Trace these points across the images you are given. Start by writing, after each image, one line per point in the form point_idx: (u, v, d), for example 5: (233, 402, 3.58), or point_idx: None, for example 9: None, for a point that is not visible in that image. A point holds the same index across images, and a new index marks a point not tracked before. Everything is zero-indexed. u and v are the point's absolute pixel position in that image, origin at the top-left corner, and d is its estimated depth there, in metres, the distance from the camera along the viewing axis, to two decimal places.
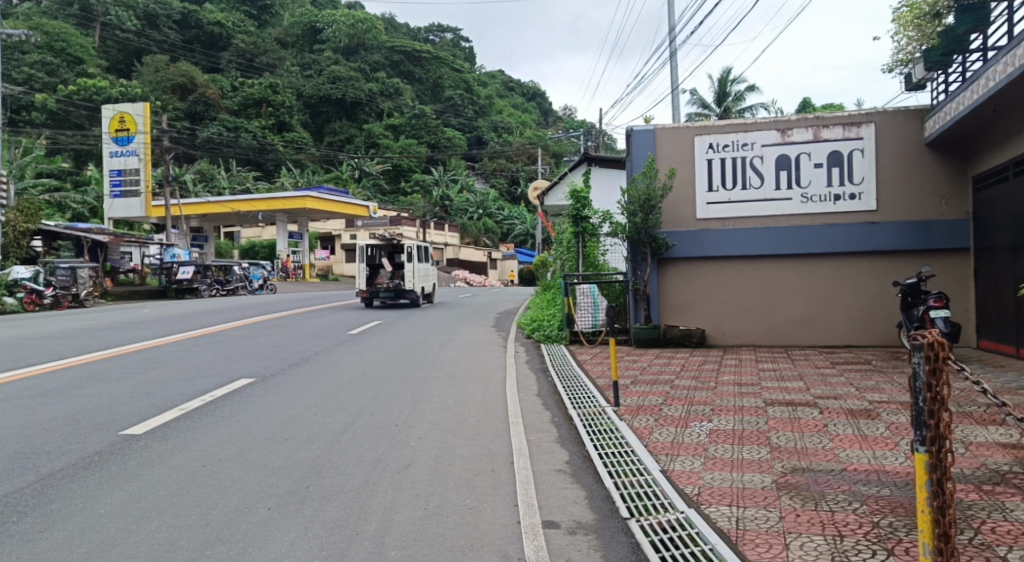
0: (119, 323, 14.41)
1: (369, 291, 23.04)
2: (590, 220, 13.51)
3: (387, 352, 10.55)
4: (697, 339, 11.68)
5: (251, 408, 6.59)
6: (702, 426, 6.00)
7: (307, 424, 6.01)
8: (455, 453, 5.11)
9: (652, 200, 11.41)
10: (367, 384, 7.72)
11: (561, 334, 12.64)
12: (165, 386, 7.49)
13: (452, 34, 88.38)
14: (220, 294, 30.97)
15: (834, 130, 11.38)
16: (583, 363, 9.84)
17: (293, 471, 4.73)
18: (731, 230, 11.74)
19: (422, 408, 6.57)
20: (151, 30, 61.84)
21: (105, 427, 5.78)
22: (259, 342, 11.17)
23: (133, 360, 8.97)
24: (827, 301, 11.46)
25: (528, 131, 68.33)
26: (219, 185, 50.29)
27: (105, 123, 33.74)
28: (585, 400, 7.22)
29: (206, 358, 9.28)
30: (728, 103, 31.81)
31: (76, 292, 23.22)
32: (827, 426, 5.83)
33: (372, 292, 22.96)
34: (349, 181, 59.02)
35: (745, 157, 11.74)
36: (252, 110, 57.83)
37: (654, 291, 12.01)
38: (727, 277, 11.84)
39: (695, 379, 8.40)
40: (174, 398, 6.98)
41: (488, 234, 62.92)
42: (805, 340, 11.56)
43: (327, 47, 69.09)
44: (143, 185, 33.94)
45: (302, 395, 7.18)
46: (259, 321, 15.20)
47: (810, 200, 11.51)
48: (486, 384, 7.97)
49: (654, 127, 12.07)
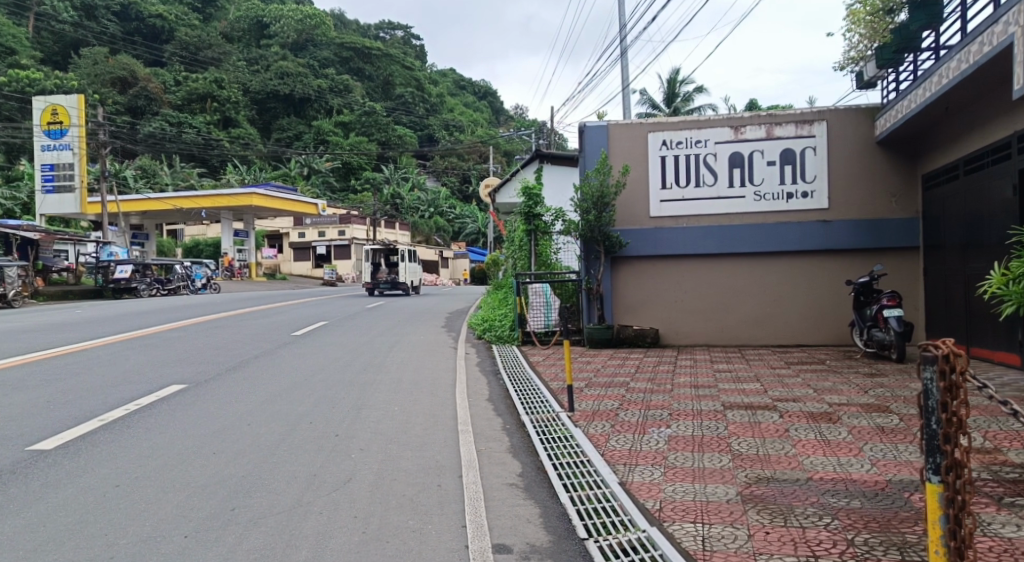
0: (46, 324, 13.27)
1: (373, 282, 28.65)
2: (543, 217, 13.21)
3: (333, 356, 9.90)
4: (651, 338, 11.53)
5: (185, 418, 5.49)
6: (661, 432, 5.74)
7: (241, 430, 5.22)
8: (399, 465, 4.56)
9: (606, 197, 11.19)
10: (307, 390, 7.06)
11: (513, 335, 12.25)
12: (82, 387, 6.54)
13: (404, 31, 86.92)
14: (161, 294, 29.27)
15: (787, 128, 11.42)
16: (536, 365, 9.51)
17: (219, 490, 3.85)
18: (685, 227, 11.63)
19: (365, 416, 6.01)
20: (89, 21, 58.70)
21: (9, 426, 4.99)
22: (196, 346, 10.28)
23: (55, 366, 7.60)
24: (779, 299, 11.50)
25: (479, 130, 67.68)
26: (160, 182, 47.84)
27: (35, 115, 31.09)
28: (538, 405, 6.87)
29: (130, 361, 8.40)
30: (678, 103, 32.15)
31: (4, 292, 21.48)
32: (788, 431, 5.76)
33: (376, 284, 28.59)
34: (298, 178, 57.40)
35: (698, 155, 11.66)
36: (196, 105, 55.30)
37: (607, 290, 11.80)
38: (680, 276, 11.73)
39: (651, 380, 8.19)
40: (88, 398, 6.04)
41: (440, 232, 62.09)
42: (757, 339, 11.56)
43: (275, 42, 66.93)
44: (78, 180, 31.84)
45: (236, 400, 6.42)
46: (198, 322, 14.19)
47: (762, 198, 11.51)
48: (434, 389, 7.50)
49: (608, 123, 11.88)
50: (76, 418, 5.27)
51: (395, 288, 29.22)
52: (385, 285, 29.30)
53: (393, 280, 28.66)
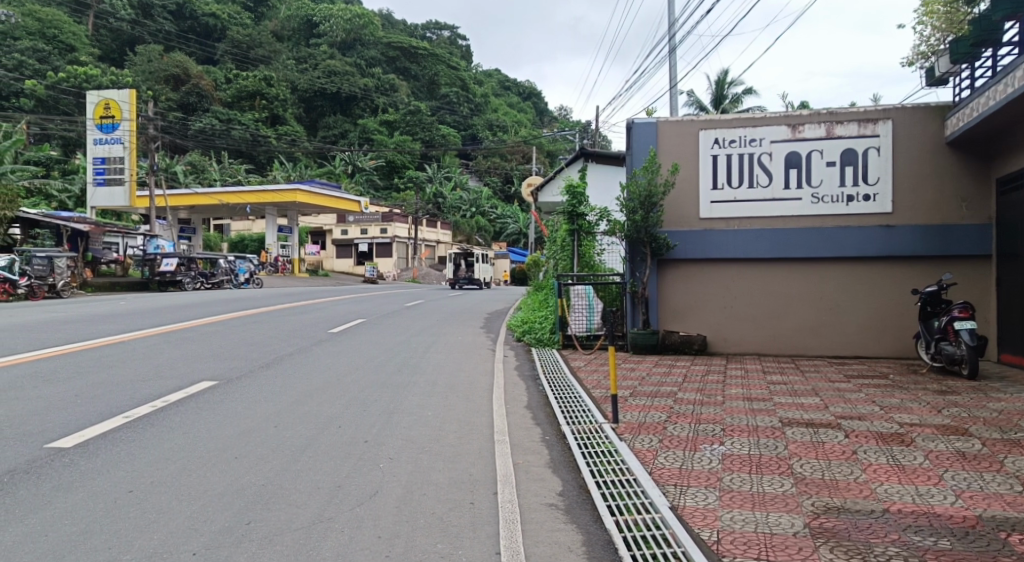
0: (90, 315, 13.51)
1: (455, 279, 39.35)
2: (587, 217, 12.86)
3: (368, 355, 9.72)
4: (698, 345, 10.99)
5: (211, 418, 5.34)
6: (714, 449, 5.28)
7: (269, 432, 5.06)
8: (430, 478, 4.26)
9: (654, 197, 10.71)
10: (337, 391, 6.85)
11: (553, 338, 11.85)
12: (111, 377, 6.59)
13: (449, 31, 87.56)
14: (205, 288, 29.94)
15: (849, 127, 10.73)
16: (576, 371, 9.09)
17: (236, 501, 3.62)
18: (737, 230, 11.04)
19: (396, 421, 5.75)
20: (146, 19, 60.77)
21: (34, 419, 4.88)
22: (232, 341, 10.26)
23: (91, 358, 7.62)
24: (836, 308, 10.81)
25: (523, 130, 67.62)
26: (209, 177, 49.12)
27: (89, 109, 32.73)
28: (579, 414, 6.48)
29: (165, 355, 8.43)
30: (726, 105, 31.24)
31: (52, 282, 22.29)
32: (856, 453, 5.20)
33: (457, 280, 39.15)
34: (342, 176, 58.15)
35: (753, 154, 11.05)
36: (246, 103, 56.62)
37: (652, 294, 11.30)
38: (730, 280, 11.14)
39: (700, 391, 7.71)
40: (115, 391, 6.02)
41: (481, 232, 62.40)
42: (812, 349, 10.88)
43: (324, 41, 67.94)
44: (128, 174, 32.71)
45: (265, 398, 6.25)
46: (237, 317, 14.27)
47: (821, 200, 10.82)
48: (471, 394, 7.20)
49: (657, 120, 11.36)
50: (101, 412, 5.19)
51: (471, 282, 39.58)
52: (463, 280, 39.93)
53: (470, 278, 39.01)
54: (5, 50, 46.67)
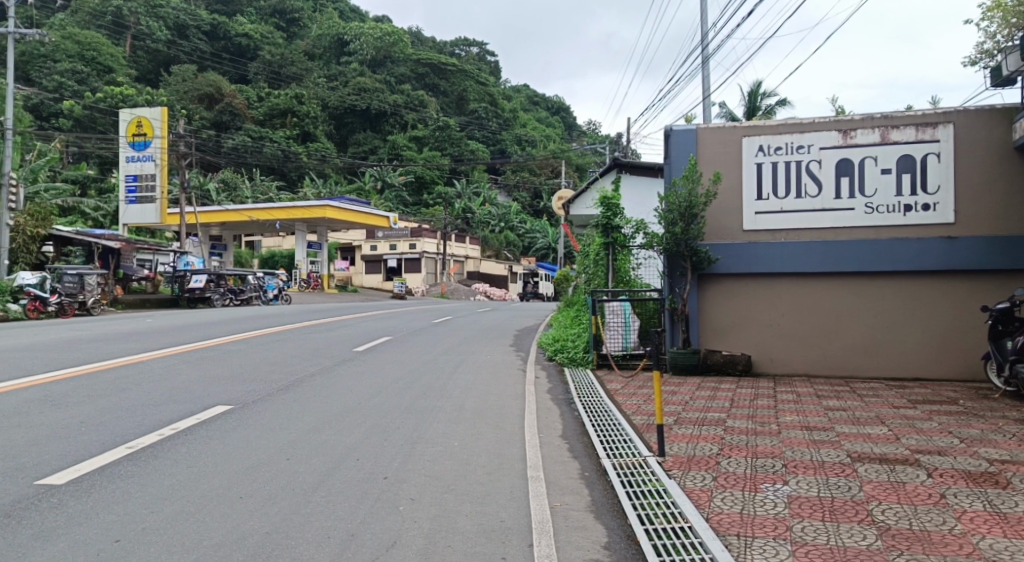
0: (115, 333, 13.45)
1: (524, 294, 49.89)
2: (622, 230, 12.29)
3: (393, 376, 9.31)
4: (743, 366, 10.29)
5: (215, 451, 5.04)
6: (778, 490, 4.62)
7: (279, 468, 4.72)
8: (456, 526, 3.71)
9: (695, 208, 10.12)
10: (358, 418, 6.44)
11: (587, 357, 11.21)
12: (122, 412, 6.31)
13: (478, 48, 88.34)
14: (234, 304, 30.17)
15: (905, 131, 9.99)
16: (614, 395, 8.48)
17: (233, 554, 3.13)
18: (783, 243, 10.33)
19: (419, 453, 5.31)
20: (181, 40, 62.49)
21: (26, 459, 4.48)
22: (253, 361, 9.99)
23: (101, 384, 7.57)
24: (893, 326, 10.00)
25: (552, 144, 67.70)
26: (242, 195, 49.84)
27: (123, 127, 33.39)
28: (620, 446, 5.89)
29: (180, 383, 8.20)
30: (759, 118, 30.42)
31: (83, 300, 22.40)
32: (946, 498, 4.47)
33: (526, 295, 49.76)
34: (372, 193, 58.80)
35: (800, 162, 10.38)
36: (278, 120, 57.86)
37: (693, 311, 10.62)
38: (777, 296, 10.41)
39: (751, 418, 7.05)
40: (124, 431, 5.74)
41: (510, 246, 63.42)
42: (867, 371, 10.07)
43: (354, 60, 68.84)
44: (159, 191, 33.31)
45: (278, 430, 5.88)
46: (262, 335, 14.05)
47: (875, 210, 10.08)
48: (501, 420, 6.69)
49: (697, 127, 10.77)
50: (101, 445, 4.88)
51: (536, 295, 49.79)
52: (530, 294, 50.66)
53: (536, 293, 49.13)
54: (46, 72, 48.73)
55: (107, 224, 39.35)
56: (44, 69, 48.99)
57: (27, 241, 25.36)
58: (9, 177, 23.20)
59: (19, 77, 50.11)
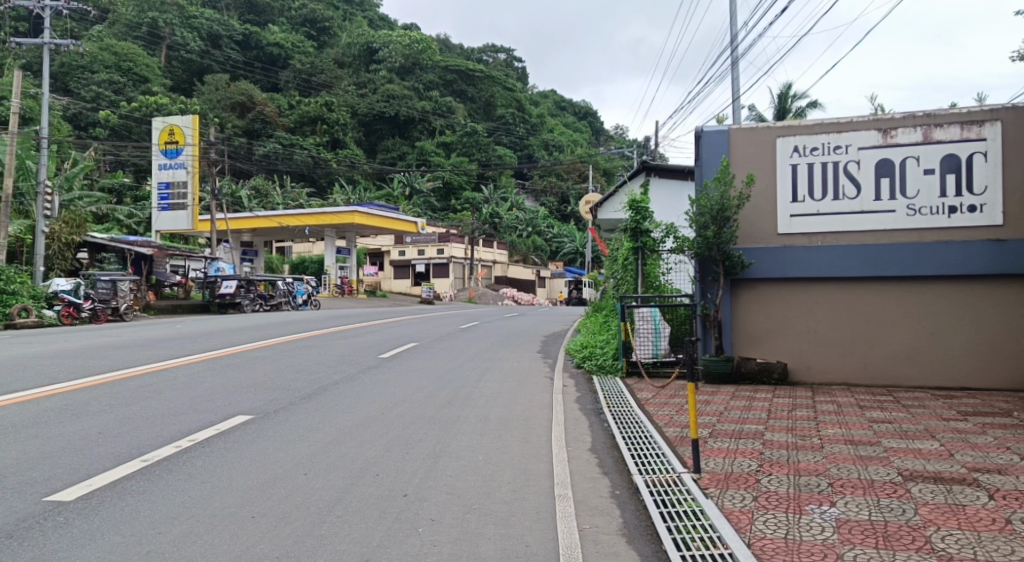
0: (143, 340, 13.64)
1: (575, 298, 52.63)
2: (651, 234, 11.98)
3: (415, 384, 9.18)
4: (779, 374, 9.85)
5: (225, 464, 5.22)
6: (825, 513, 4.28)
7: (293, 485, 4.66)
8: (477, 551, 3.49)
9: (727, 211, 9.77)
10: (376, 434, 6.33)
11: (616, 365, 10.89)
12: (142, 429, 6.26)
13: (506, 54, 88.57)
14: (263, 309, 30.64)
15: (949, 129, 9.47)
16: (644, 405, 8.20)
17: None
18: (821, 246, 9.89)
19: (441, 468, 5.16)
20: (215, 50, 63.87)
21: (39, 483, 4.43)
22: (277, 370, 10.01)
23: (122, 391, 8.08)
24: (940, 332, 9.47)
25: (580, 150, 67.76)
26: (272, 202, 50.62)
27: (156, 135, 34.23)
28: (652, 461, 5.61)
29: (204, 393, 8.20)
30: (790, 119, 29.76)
31: (116, 306, 22.95)
32: (1013, 524, 4.04)
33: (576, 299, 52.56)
34: (400, 199, 59.17)
35: (838, 163, 9.94)
36: (308, 128, 58.84)
37: (726, 317, 10.24)
38: (815, 302, 9.97)
39: (791, 430, 6.69)
40: (143, 446, 5.67)
41: (538, 252, 62.98)
42: (912, 379, 9.55)
43: (383, 67, 69.49)
44: (190, 198, 33.88)
45: (294, 447, 5.80)
46: (287, 341, 14.11)
47: (918, 212, 9.57)
48: (526, 432, 6.49)
49: (729, 127, 10.42)
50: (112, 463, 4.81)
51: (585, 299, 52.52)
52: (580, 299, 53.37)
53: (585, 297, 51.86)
54: (84, 83, 50.28)
55: (141, 231, 40.31)
56: (82, 80, 50.57)
57: (62, 248, 26.10)
58: (44, 185, 23.95)
59: (59, 88, 51.77)
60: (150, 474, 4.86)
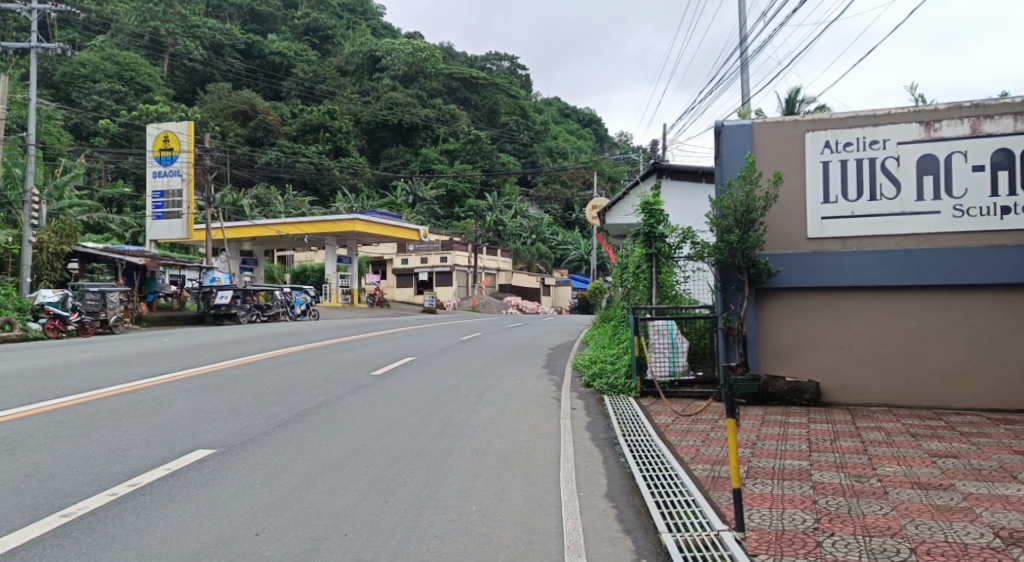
0: (121, 356, 12.73)
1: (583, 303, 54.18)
2: (667, 240, 10.93)
3: (406, 408, 8.26)
4: (811, 395, 8.86)
5: (160, 521, 4.23)
6: None
7: (238, 552, 3.67)
8: None
9: (752, 213, 8.85)
10: (350, 475, 5.34)
11: (629, 385, 9.90)
12: (82, 470, 5.32)
13: (509, 62, 88.05)
14: (260, 320, 29.74)
15: (1001, 121, 8.50)
16: (665, 432, 7.24)
17: None
18: (857, 251, 8.92)
19: (424, 525, 4.21)
20: (218, 59, 63.22)
21: None
22: (256, 392, 9.08)
23: (75, 419, 7.15)
24: (990, 348, 8.48)
25: (584, 156, 67.11)
26: (275, 210, 49.89)
27: (150, 142, 33.53)
28: (682, 514, 4.60)
29: (167, 421, 7.27)
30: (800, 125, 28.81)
31: (105, 318, 22.18)
32: None
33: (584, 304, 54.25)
34: (403, 206, 58.31)
35: (875, 159, 8.96)
36: (310, 136, 58.37)
37: (751, 330, 9.26)
38: (849, 314, 8.99)
39: (841, 467, 5.70)
40: (70, 495, 4.70)
41: (542, 259, 62.47)
42: (958, 400, 8.56)
43: (386, 75, 68.99)
44: (185, 207, 33.06)
45: (250, 495, 4.85)
46: (275, 355, 13.18)
47: (966, 213, 8.59)
48: (531, 473, 5.53)
49: (752, 121, 9.49)
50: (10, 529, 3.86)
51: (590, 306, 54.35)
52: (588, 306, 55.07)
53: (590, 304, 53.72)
54: (86, 93, 49.72)
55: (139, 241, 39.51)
56: (84, 89, 49.95)
57: (51, 258, 25.32)
58: (32, 194, 23.17)
59: (60, 98, 51.08)
60: (66, 535, 3.89)
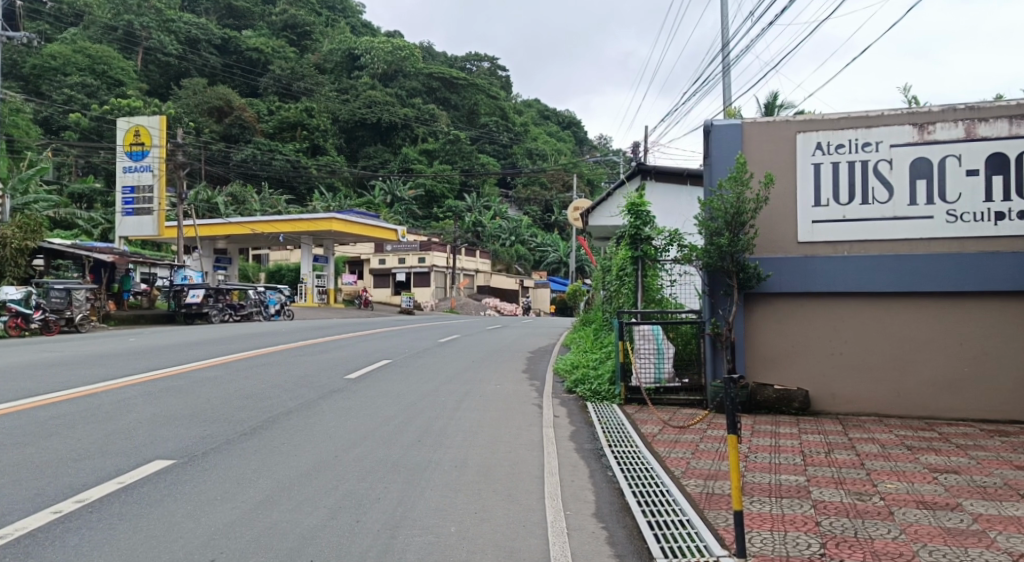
0: (82, 356, 12.09)
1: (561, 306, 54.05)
2: (652, 243, 10.76)
3: (382, 415, 7.81)
4: (799, 404, 8.62)
5: (106, 544, 3.73)
6: None
7: None
8: None
9: (743, 215, 8.57)
10: (320, 491, 4.91)
11: (613, 390, 9.53)
12: (22, 483, 4.80)
13: (490, 62, 87.65)
14: (233, 319, 28.92)
15: (995, 125, 8.36)
16: (653, 443, 6.92)
17: None
18: (848, 256, 8.72)
19: (401, 549, 3.80)
20: (193, 54, 61.71)
21: None
22: (223, 396, 8.57)
23: (23, 425, 6.59)
24: (980, 357, 8.32)
25: (564, 158, 66.94)
26: (250, 208, 48.84)
27: (120, 136, 32.45)
28: (681, 537, 4.24)
29: (125, 428, 6.74)
30: None
31: (70, 316, 21.31)
32: None
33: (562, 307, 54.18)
34: (381, 206, 57.62)
35: (868, 162, 8.78)
36: (287, 134, 57.33)
37: (739, 337, 8.99)
38: (841, 320, 8.78)
39: (842, 483, 5.41)
40: (5, 513, 4.18)
41: (521, 260, 62.14)
42: (947, 410, 8.39)
43: (365, 73, 68.18)
44: (156, 203, 32.10)
45: (209, 513, 4.37)
46: (245, 357, 12.64)
47: (958, 219, 8.43)
48: (517, 488, 5.14)
49: (743, 121, 9.24)
50: None
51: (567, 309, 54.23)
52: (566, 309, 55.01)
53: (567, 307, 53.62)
54: (56, 86, 48.47)
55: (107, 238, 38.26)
56: (55, 82, 48.69)
57: (15, 255, 23.81)
58: None
59: (29, 90, 49.65)
60: None
